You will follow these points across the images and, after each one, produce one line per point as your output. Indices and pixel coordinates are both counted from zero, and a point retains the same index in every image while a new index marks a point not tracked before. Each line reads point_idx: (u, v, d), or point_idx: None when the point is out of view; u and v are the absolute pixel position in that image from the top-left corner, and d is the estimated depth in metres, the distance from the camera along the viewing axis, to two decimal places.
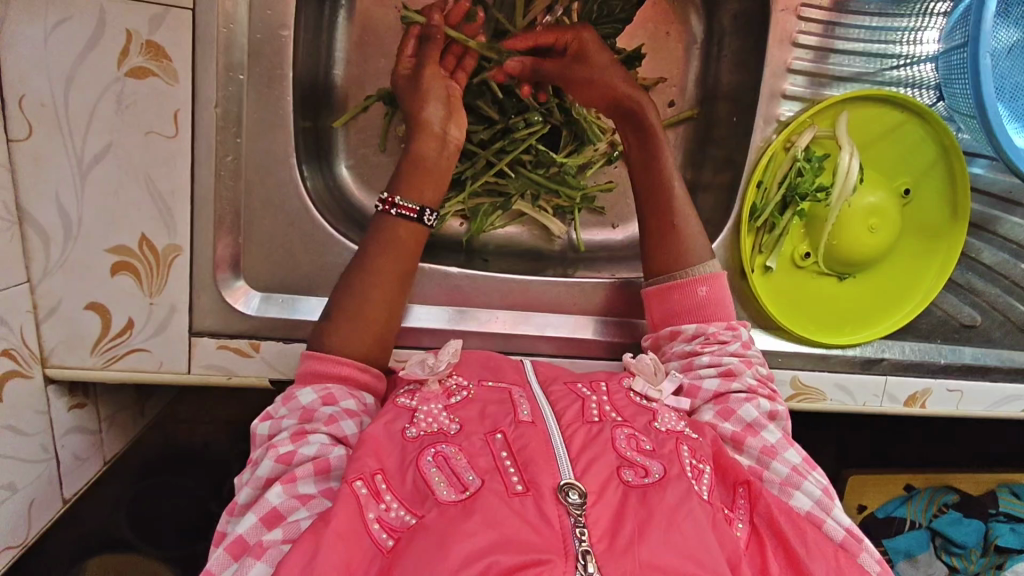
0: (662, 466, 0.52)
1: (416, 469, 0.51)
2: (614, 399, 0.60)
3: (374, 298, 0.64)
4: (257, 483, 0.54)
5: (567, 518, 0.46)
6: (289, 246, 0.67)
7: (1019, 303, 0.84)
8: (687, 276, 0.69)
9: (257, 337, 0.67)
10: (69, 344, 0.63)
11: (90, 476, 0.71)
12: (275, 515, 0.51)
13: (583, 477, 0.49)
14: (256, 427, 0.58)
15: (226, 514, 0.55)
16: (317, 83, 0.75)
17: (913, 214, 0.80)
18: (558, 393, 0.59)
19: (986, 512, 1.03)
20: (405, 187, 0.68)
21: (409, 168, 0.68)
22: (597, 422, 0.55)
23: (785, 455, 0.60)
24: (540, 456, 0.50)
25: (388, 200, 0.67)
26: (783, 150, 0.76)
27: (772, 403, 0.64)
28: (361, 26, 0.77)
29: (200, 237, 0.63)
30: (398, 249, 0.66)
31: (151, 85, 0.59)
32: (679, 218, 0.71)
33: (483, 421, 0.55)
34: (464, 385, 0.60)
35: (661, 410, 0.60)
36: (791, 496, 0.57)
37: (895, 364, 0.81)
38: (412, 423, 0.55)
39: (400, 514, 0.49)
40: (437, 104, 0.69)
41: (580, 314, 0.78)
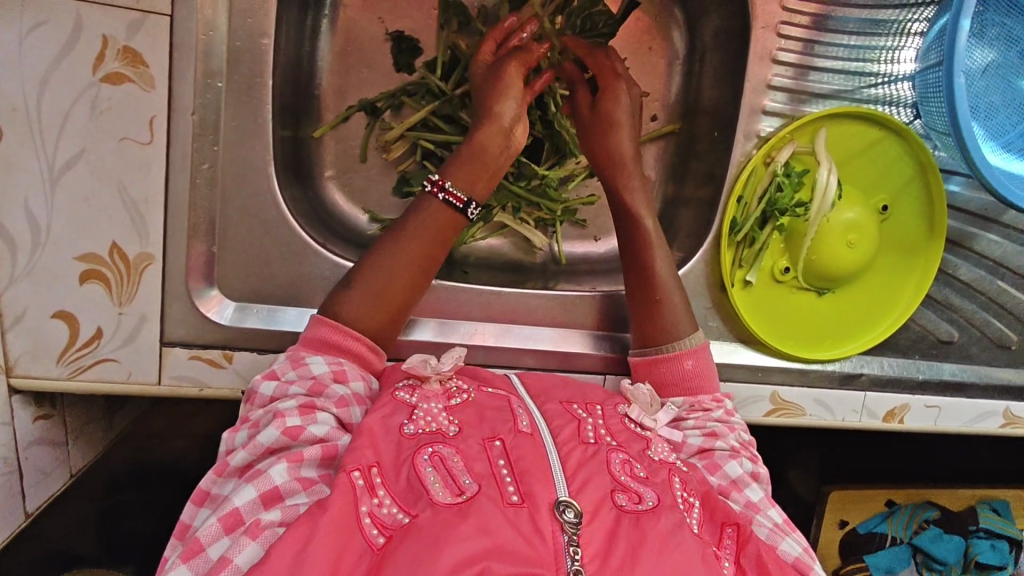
0: (656, 494, 0.52)
1: (412, 466, 0.50)
2: (609, 423, 0.59)
3: (401, 274, 0.64)
4: (255, 450, 0.53)
5: (561, 535, 0.46)
6: (264, 256, 0.66)
7: (995, 320, 0.85)
8: (672, 350, 0.68)
9: (230, 347, 0.65)
10: (34, 353, 0.61)
11: (55, 491, 0.70)
12: (274, 495, 0.50)
13: (579, 495, 0.49)
14: (260, 386, 0.58)
15: (213, 473, 0.54)
16: (298, 90, 0.75)
17: (888, 230, 0.81)
18: (553, 412, 0.58)
19: (966, 528, 1.08)
20: (459, 174, 0.67)
21: (469, 159, 0.67)
22: (593, 444, 0.54)
23: (768, 513, 0.60)
24: (537, 468, 0.50)
25: (438, 183, 0.65)
26: (763, 164, 0.76)
27: (755, 464, 0.64)
28: (344, 37, 0.77)
29: (173, 245, 0.62)
30: (432, 230, 0.65)
31: (126, 91, 0.58)
32: (667, 288, 0.70)
33: (481, 425, 0.55)
34: (465, 388, 0.60)
35: (655, 439, 0.61)
36: (779, 542, 0.57)
37: (875, 380, 0.81)
38: (411, 419, 0.55)
39: (393, 511, 0.48)
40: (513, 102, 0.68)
41: (562, 327, 0.78)
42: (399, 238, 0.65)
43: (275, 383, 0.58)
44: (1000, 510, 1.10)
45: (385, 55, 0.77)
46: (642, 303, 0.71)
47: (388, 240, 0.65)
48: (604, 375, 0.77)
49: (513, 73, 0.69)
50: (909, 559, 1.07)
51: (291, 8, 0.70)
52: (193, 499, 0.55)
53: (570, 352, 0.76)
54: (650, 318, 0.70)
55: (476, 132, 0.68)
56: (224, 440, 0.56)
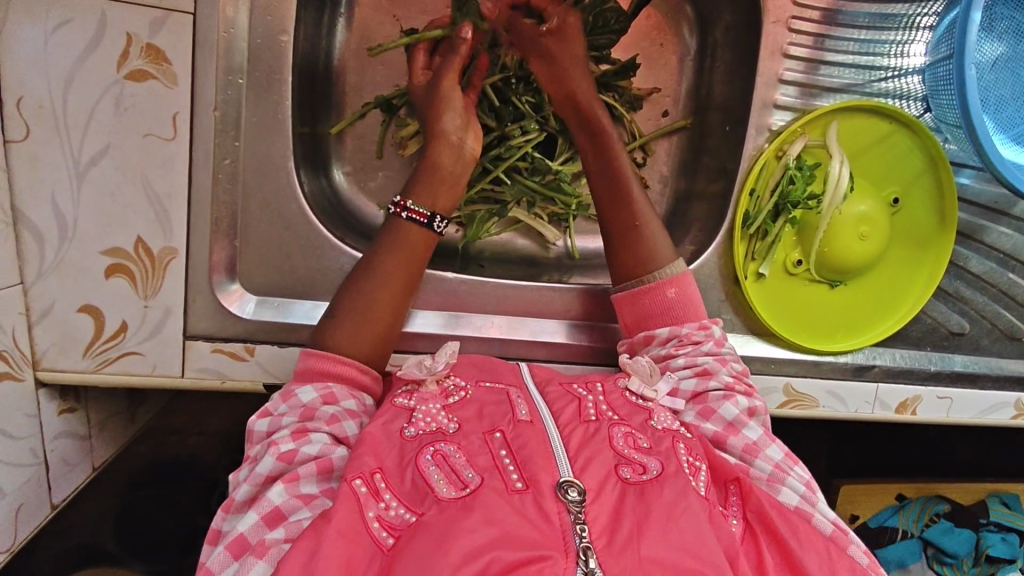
0: (659, 463, 0.53)
1: (415, 467, 0.51)
2: (610, 398, 0.60)
3: (380, 295, 0.64)
4: (256, 480, 0.54)
5: (567, 515, 0.47)
6: (285, 250, 0.67)
7: (1006, 312, 0.86)
8: (655, 280, 0.69)
9: (252, 341, 0.66)
10: (62, 347, 0.62)
11: (77, 483, 0.71)
12: (276, 514, 0.51)
13: (582, 474, 0.50)
14: (254, 424, 0.59)
15: (220, 512, 0.55)
16: (316, 88, 0.76)
17: (901, 223, 0.81)
18: (554, 394, 0.60)
19: (976, 521, 1.09)
20: (418, 192, 0.68)
21: (427, 173, 0.69)
22: (594, 422, 0.56)
23: (767, 452, 0.61)
24: (539, 454, 0.51)
25: (400, 203, 0.67)
26: (775, 158, 0.77)
27: (749, 400, 0.64)
28: (360, 35, 0.78)
29: (195, 240, 0.63)
30: (407, 248, 0.66)
31: (150, 88, 0.59)
32: (644, 217, 0.71)
33: (481, 421, 0.56)
34: (462, 386, 0.61)
35: (657, 409, 0.61)
36: (779, 491, 0.58)
37: (886, 371, 0.82)
38: (411, 422, 0.56)
39: (400, 512, 0.49)
40: (454, 113, 0.69)
41: (577, 320, 0.79)
42: (378, 262, 0.65)
43: (268, 416, 0.59)
44: (1011, 503, 1.11)
45: (399, 52, 0.78)
46: (620, 231, 0.71)
47: (370, 263, 0.66)
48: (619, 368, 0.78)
49: (451, 86, 0.69)
50: (920, 552, 1.07)
51: (308, 6, 0.71)
52: (205, 541, 0.56)
53: (586, 344, 0.77)
54: (629, 244, 0.71)
55: (430, 149, 0.69)
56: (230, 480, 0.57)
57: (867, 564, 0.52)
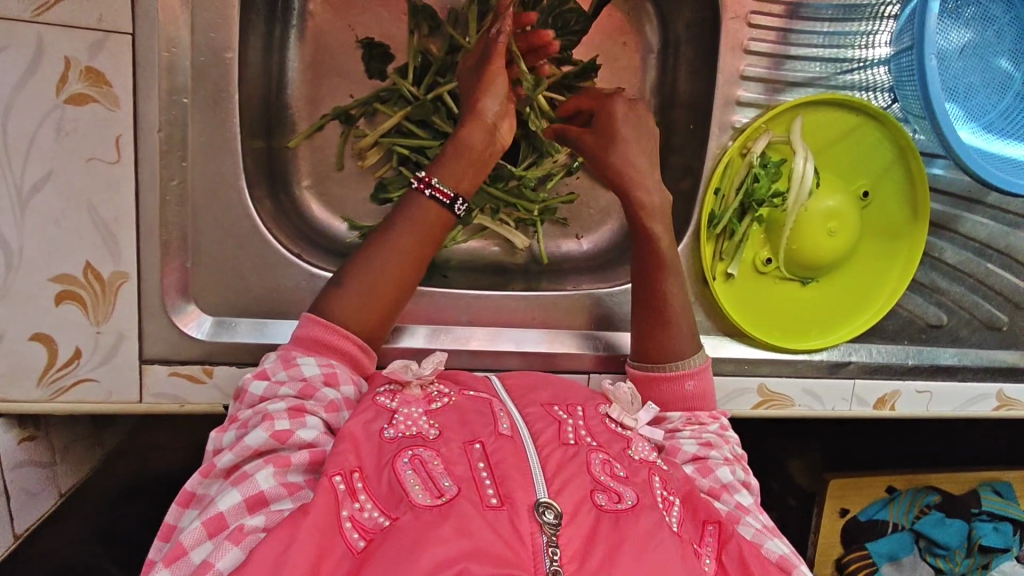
0: (635, 493, 0.52)
1: (392, 471, 0.50)
2: (590, 424, 0.60)
3: (389, 274, 0.64)
4: (243, 452, 0.53)
5: (540, 536, 0.46)
6: (239, 269, 0.66)
7: (984, 302, 0.85)
8: (677, 369, 0.68)
9: (209, 362, 0.65)
10: (14, 376, 0.61)
11: (44, 511, 0.72)
12: (259, 499, 0.50)
13: (558, 497, 0.48)
14: (249, 387, 0.57)
15: (199, 475, 0.54)
16: (270, 102, 0.75)
17: (874, 216, 0.80)
18: (534, 415, 0.58)
19: (969, 512, 1.09)
20: (444, 170, 0.66)
21: (454, 154, 0.66)
22: (572, 445, 0.55)
23: (757, 516, 0.60)
24: (515, 470, 0.50)
25: (426, 179, 0.65)
26: (739, 156, 0.75)
27: (747, 473, 0.64)
28: (314, 47, 0.77)
29: (146, 263, 0.62)
30: (421, 229, 0.65)
31: (91, 111, 0.58)
32: (675, 313, 0.70)
33: (462, 429, 0.55)
34: (445, 393, 0.61)
35: (635, 439, 0.61)
36: (764, 542, 0.57)
37: (862, 367, 0.81)
38: (391, 424, 0.55)
39: (374, 515, 0.48)
40: (495, 97, 0.67)
41: (544, 327, 0.78)
42: (390, 237, 0.64)
43: (265, 383, 0.57)
44: (1003, 491, 1.12)
45: (357, 62, 0.77)
46: (649, 323, 0.70)
47: (380, 237, 0.65)
48: (588, 375, 0.77)
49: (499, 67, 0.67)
50: (911, 545, 1.10)
51: (256, 19, 0.70)
52: (178, 500, 0.55)
53: (554, 352, 0.76)
54: (655, 337, 0.70)
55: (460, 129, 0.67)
56: (212, 439, 0.56)
57: None
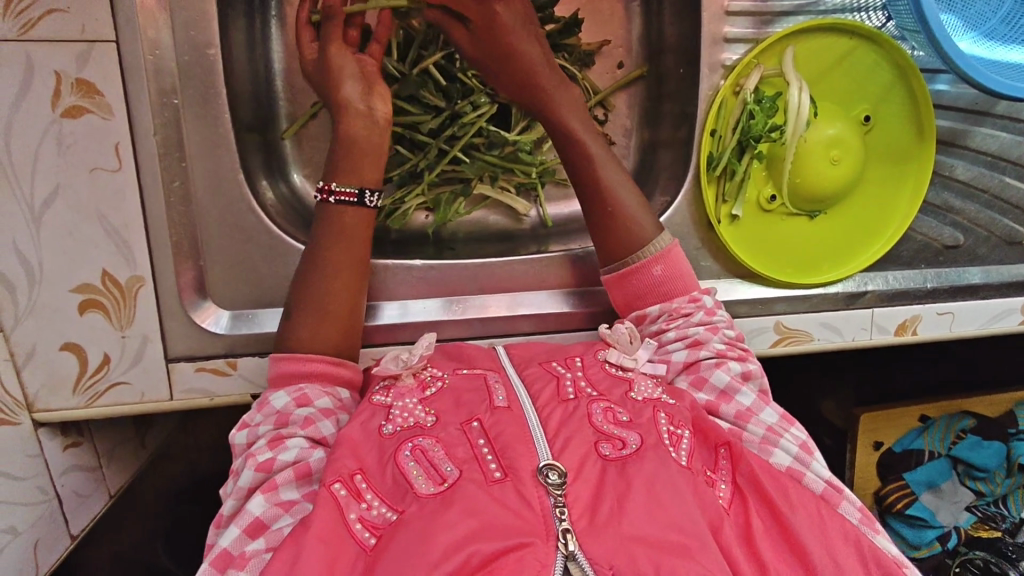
0: (639, 436, 0.53)
1: (394, 464, 0.52)
2: (589, 372, 0.60)
3: (334, 290, 0.65)
4: (239, 493, 0.55)
5: (547, 499, 0.47)
6: (249, 262, 0.68)
7: (1001, 217, 0.83)
8: (639, 259, 0.69)
9: (233, 355, 0.67)
10: (52, 387, 0.64)
11: (97, 512, 0.74)
12: (258, 524, 0.52)
13: (562, 456, 0.50)
14: (234, 437, 0.59)
15: (210, 528, 0.56)
16: (258, 95, 0.75)
17: (877, 140, 0.78)
18: (532, 376, 0.59)
19: (1006, 432, 1.09)
20: (342, 171, 0.68)
21: (345, 153, 0.68)
22: (572, 400, 0.56)
23: (760, 418, 0.61)
24: (517, 440, 0.51)
25: (325, 187, 0.67)
26: (733, 94, 0.74)
27: (743, 364, 0.64)
28: (295, 35, 0.77)
29: (160, 265, 0.64)
30: (348, 233, 0.67)
31: (87, 122, 0.60)
32: (621, 204, 0.70)
33: (459, 410, 0.56)
34: (439, 375, 0.61)
35: (637, 379, 0.61)
36: (771, 453, 0.58)
37: (879, 297, 0.80)
38: (388, 419, 0.57)
39: (382, 511, 0.50)
40: (354, 82, 0.69)
41: (554, 288, 0.79)
42: (320, 253, 0.66)
43: (243, 428, 0.59)
44: None
45: None
46: (602, 229, 0.70)
47: (313, 256, 0.66)
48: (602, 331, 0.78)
49: (338, 53, 0.69)
50: (950, 471, 1.08)
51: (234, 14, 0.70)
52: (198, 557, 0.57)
53: (567, 311, 0.77)
54: (612, 238, 0.70)
55: (341, 125, 0.69)
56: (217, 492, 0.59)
57: (858, 521, 0.54)
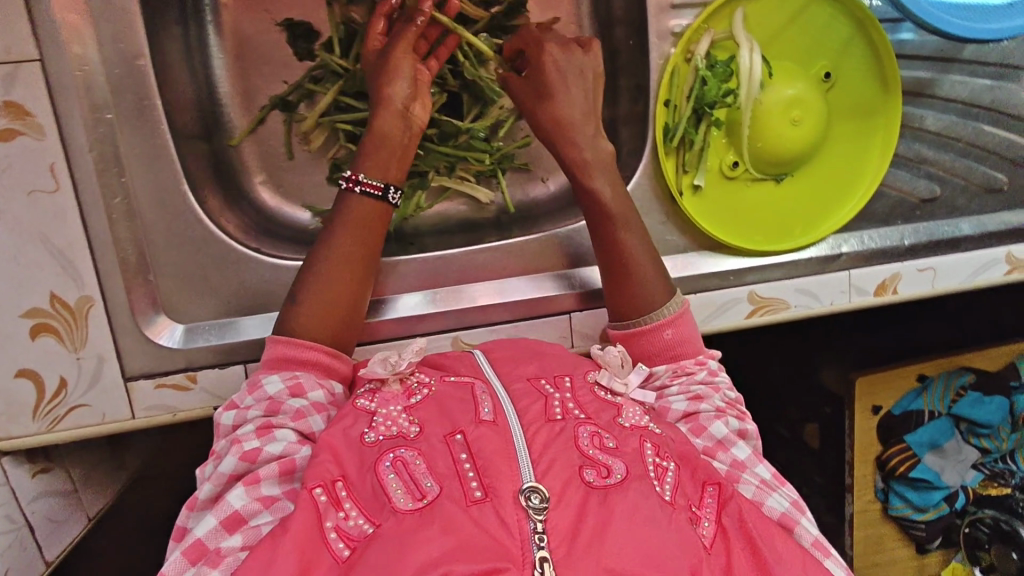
0: (624, 465, 0.51)
1: (375, 473, 0.51)
2: (578, 394, 0.59)
3: (343, 279, 0.65)
4: (220, 480, 0.54)
5: (528, 523, 0.46)
6: (201, 272, 0.67)
7: (978, 165, 0.80)
8: (650, 321, 0.67)
9: (192, 368, 0.66)
10: (10, 415, 0.63)
11: (73, 537, 0.74)
12: (236, 518, 0.52)
13: (544, 479, 0.48)
14: (222, 418, 0.59)
15: (186, 510, 0.56)
16: (202, 104, 0.75)
17: (838, 98, 0.76)
18: (519, 392, 0.57)
19: (1008, 386, 1.07)
20: (369, 163, 0.66)
21: (374, 146, 0.67)
22: (559, 420, 0.54)
23: (754, 469, 0.60)
24: (500, 458, 0.50)
25: (352, 178, 0.66)
26: (684, 62, 0.72)
27: (741, 422, 0.63)
28: (236, 39, 0.76)
29: (109, 283, 0.63)
30: (365, 224, 0.66)
31: (20, 145, 0.59)
32: (632, 260, 0.69)
33: (443, 422, 0.54)
34: (426, 382, 0.60)
35: (626, 404, 0.60)
36: (764, 501, 0.58)
37: (854, 258, 0.78)
38: (371, 427, 0.55)
39: (359, 522, 0.49)
40: (404, 83, 0.66)
41: (520, 275, 0.77)
42: (331, 240, 0.65)
43: (233, 411, 0.59)
44: None
45: (284, 46, 0.76)
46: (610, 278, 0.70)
47: (323, 244, 0.65)
48: (569, 315, 0.76)
49: (404, 53, 0.66)
50: (953, 431, 1.08)
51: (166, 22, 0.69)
52: (172, 537, 0.57)
53: (533, 297, 0.75)
54: (619, 290, 0.69)
55: (374, 119, 0.67)
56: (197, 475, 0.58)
57: None
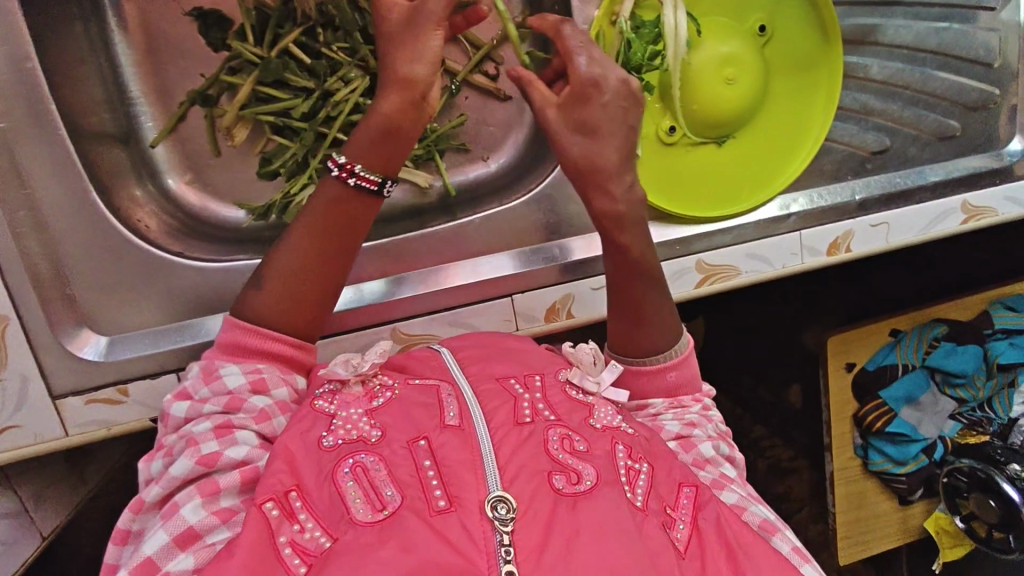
0: (595, 471, 0.49)
1: (332, 483, 0.47)
2: (548, 395, 0.56)
3: (320, 266, 0.59)
4: (171, 483, 0.49)
5: (493, 535, 0.43)
6: (123, 281, 0.65)
7: (926, 112, 0.78)
8: (659, 360, 0.64)
9: (122, 381, 0.64)
10: None
11: (27, 555, 0.72)
12: (190, 535, 0.46)
13: (510, 486, 0.46)
14: (172, 409, 0.53)
15: (130, 512, 0.51)
16: (116, 105, 0.71)
17: (775, 52, 0.73)
18: (489, 392, 0.54)
19: (982, 334, 1.06)
20: (368, 154, 0.58)
21: (376, 135, 0.58)
22: (528, 424, 0.51)
23: (739, 486, 0.58)
24: (465, 468, 0.47)
25: (346, 167, 0.58)
26: (610, 25, 0.68)
27: (729, 448, 0.62)
28: (145, 34, 0.72)
29: (23, 299, 0.61)
30: (347, 212, 0.59)
31: None
32: (653, 294, 0.64)
33: (406, 426, 0.51)
34: (389, 385, 0.57)
35: (597, 404, 0.58)
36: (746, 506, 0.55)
37: (804, 218, 0.76)
38: (330, 429, 0.51)
39: (316, 534, 0.46)
40: (426, 63, 0.56)
41: (460, 259, 0.73)
42: (298, 223, 0.59)
43: (187, 402, 0.53)
44: (1015, 305, 1.08)
45: (197, 38, 0.73)
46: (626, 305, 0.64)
47: (294, 223, 0.59)
48: (512, 297, 0.73)
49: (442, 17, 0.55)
50: (928, 383, 1.05)
51: (63, 22, 0.67)
52: (115, 540, 0.52)
53: (476, 282, 0.72)
54: (629, 307, 0.65)
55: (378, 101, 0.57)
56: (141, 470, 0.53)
57: None
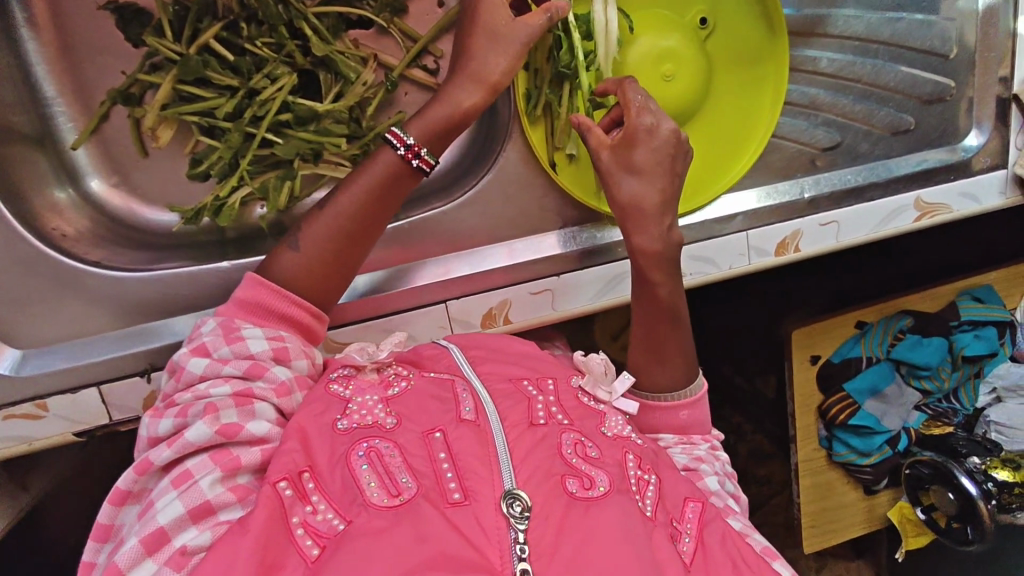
0: (608, 476, 0.49)
1: (346, 466, 0.48)
2: (561, 398, 0.57)
3: (355, 235, 0.61)
4: (184, 447, 0.49)
5: (507, 533, 0.43)
6: (36, 293, 0.64)
7: (878, 107, 0.75)
8: (674, 396, 0.66)
9: (41, 396, 0.63)
10: None
11: None
12: (205, 509, 0.47)
13: (527, 484, 0.46)
14: (189, 363, 0.53)
15: (133, 473, 0.49)
16: (31, 107, 0.69)
17: (718, 45, 0.71)
18: (502, 392, 0.55)
19: (947, 326, 1.03)
20: (435, 137, 0.62)
21: (442, 118, 0.61)
22: (543, 425, 0.52)
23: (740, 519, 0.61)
24: (479, 463, 0.47)
25: (413, 148, 0.61)
26: None
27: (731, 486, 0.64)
28: (59, 31, 0.69)
29: None
30: (399, 187, 0.62)
31: None
32: (678, 323, 0.66)
33: (421, 419, 0.52)
34: (404, 375, 0.58)
35: (608, 413, 0.60)
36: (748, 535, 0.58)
37: (752, 217, 0.73)
38: (344, 414, 0.53)
39: (328, 516, 0.46)
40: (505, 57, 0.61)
41: (395, 263, 0.70)
42: (351, 191, 0.61)
43: (205, 360, 0.53)
44: (983, 296, 1.05)
45: (114, 33, 0.70)
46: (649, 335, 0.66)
47: (338, 193, 0.61)
48: (446, 303, 0.70)
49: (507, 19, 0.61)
50: (892, 375, 1.04)
51: None
52: (111, 500, 0.50)
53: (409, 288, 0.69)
54: (650, 342, 0.66)
55: (452, 86, 0.62)
56: (146, 427, 0.51)
57: None
